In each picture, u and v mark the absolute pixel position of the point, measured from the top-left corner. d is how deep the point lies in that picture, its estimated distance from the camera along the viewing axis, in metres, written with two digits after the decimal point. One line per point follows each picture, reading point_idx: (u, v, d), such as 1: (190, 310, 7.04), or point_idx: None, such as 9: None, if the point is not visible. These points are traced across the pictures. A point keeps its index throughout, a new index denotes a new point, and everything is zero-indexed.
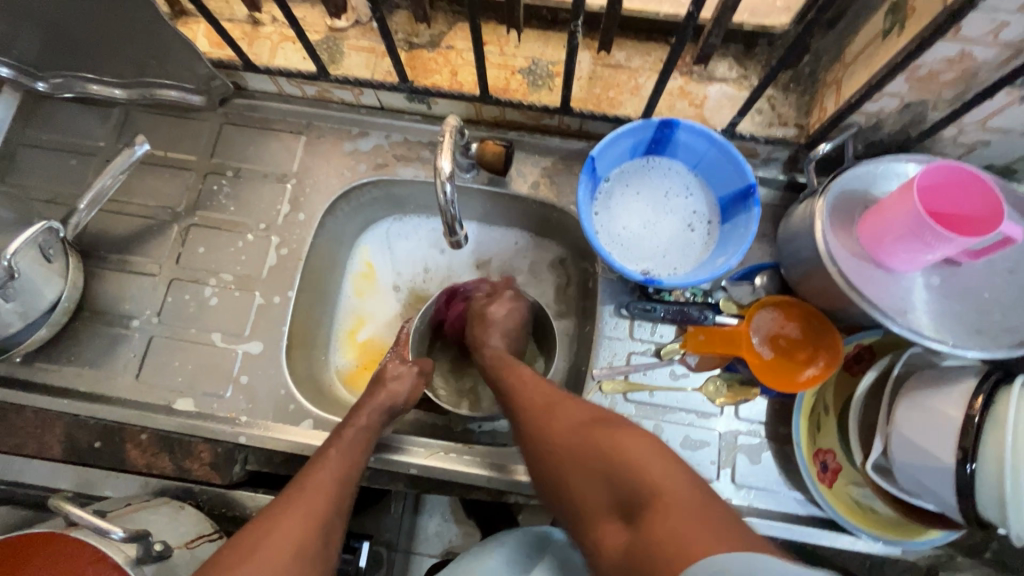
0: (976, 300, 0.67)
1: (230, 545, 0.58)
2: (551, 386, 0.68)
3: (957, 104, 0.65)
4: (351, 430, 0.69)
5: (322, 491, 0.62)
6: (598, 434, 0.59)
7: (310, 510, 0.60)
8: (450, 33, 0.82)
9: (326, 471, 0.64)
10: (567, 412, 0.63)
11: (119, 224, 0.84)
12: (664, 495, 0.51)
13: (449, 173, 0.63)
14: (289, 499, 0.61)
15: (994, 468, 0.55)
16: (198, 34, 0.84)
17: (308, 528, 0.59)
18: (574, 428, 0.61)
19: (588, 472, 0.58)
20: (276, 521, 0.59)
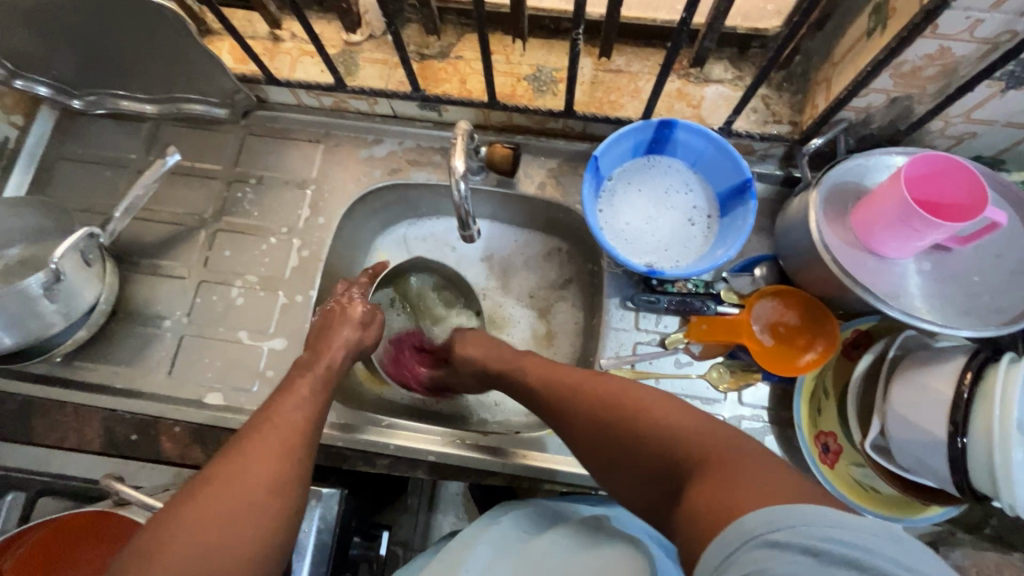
0: (966, 284, 0.70)
1: (196, 480, 0.55)
2: (569, 367, 0.70)
3: (941, 97, 0.68)
4: (313, 377, 0.69)
5: (288, 426, 0.61)
6: (627, 402, 0.60)
7: (276, 441, 0.59)
8: (459, 44, 0.87)
9: (289, 409, 0.63)
10: (594, 386, 0.64)
11: (151, 230, 0.90)
12: (699, 454, 0.52)
13: (462, 171, 0.66)
14: (255, 430, 0.59)
15: (984, 440, 0.58)
16: (222, 51, 0.89)
17: (279, 458, 0.57)
18: (603, 400, 0.62)
19: (622, 440, 0.59)
20: (242, 451, 0.57)
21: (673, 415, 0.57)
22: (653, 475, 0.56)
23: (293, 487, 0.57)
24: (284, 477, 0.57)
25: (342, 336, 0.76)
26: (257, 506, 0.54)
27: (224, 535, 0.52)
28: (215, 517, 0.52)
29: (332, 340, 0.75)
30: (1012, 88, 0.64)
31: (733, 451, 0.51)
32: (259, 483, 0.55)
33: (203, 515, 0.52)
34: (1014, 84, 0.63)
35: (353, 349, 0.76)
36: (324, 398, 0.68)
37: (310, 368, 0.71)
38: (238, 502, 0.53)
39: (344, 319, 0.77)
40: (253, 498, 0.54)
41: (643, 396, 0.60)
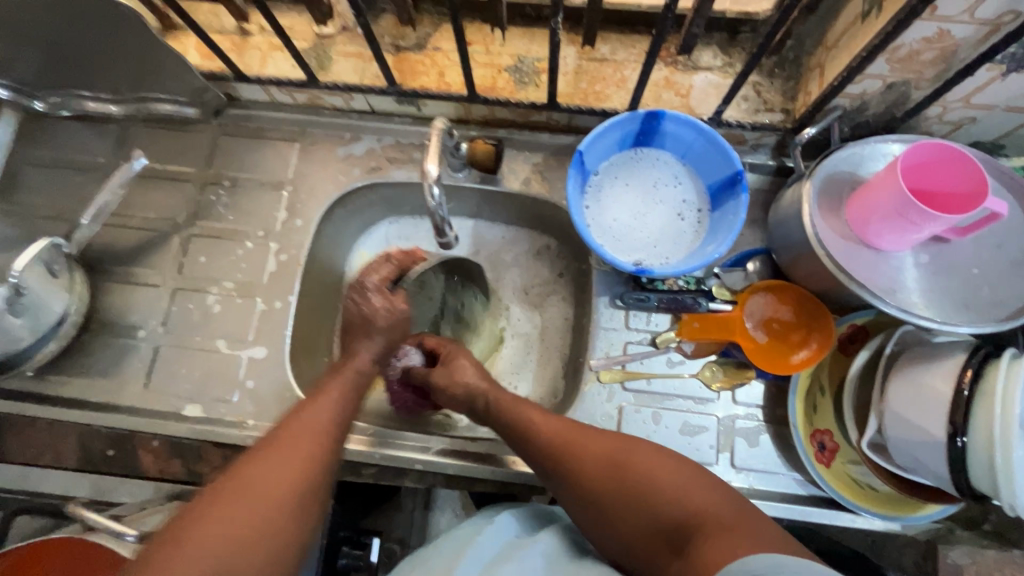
0: (965, 276, 0.67)
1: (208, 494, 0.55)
2: (560, 418, 0.68)
3: (939, 82, 0.65)
4: (343, 382, 0.68)
5: (318, 443, 0.60)
6: (623, 456, 0.62)
7: (307, 460, 0.58)
8: (436, 35, 0.83)
9: (320, 421, 0.62)
10: (590, 442, 0.65)
11: (122, 237, 0.86)
12: (697, 512, 0.56)
13: (435, 175, 0.63)
14: (272, 441, 0.59)
15: (984, 440, 0.56)
16: (187, 47, 0.85)
17: (308, 480, 0.57)
18: (601, 455, 0.64)
19: (619, 496, 0.60)
20: (270, 470, 0.56)
21: (668, 471, 0.60)
22: (645, 527, 0.59)
23: (318, 506, 0.58)
24: (314, 499, 0.58)
25: (366, 345, 0.72)
26: (285, 530, 0.54)
27: (255, 562, 0.52)
28: (247, 542, 0.52)
29: (357, 348, 0.72)
30: (1013, 71, 0.61)
31: (727, 510, 0.55)
32: (290, 506, 0.55)
33: (233, 538, 0.52)
34: (1015, 67, 0.60)
35: (378, 355, 0.73)
36: (351, 405, 0.67)
37: (341, 372, 0.69)
38: (270, 528, 0.54)
39: (367, 327, 0.73)
40: (283, 522, 0.55)
41: (638, 452, 0.63)
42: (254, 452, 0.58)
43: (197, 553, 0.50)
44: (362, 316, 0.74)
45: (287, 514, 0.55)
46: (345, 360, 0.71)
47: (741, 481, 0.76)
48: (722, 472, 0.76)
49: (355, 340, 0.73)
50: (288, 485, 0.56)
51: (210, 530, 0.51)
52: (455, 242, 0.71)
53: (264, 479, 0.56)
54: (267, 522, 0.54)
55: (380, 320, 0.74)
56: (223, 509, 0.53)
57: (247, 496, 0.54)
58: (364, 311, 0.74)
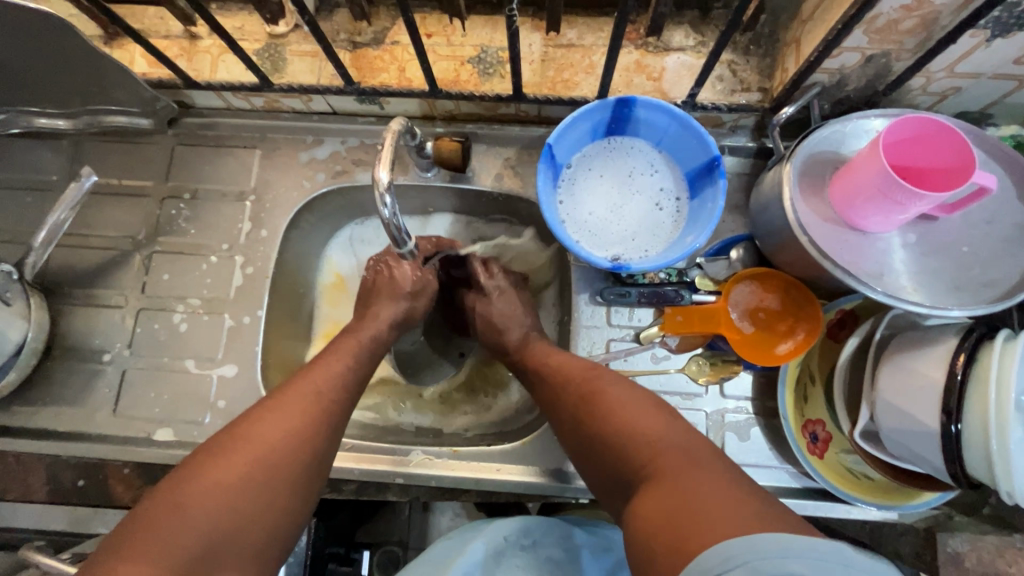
0: (955, 255, 0.64)
1: (202, 449, 0.55)
2: (564, 355, 0.69)
3: (921, 52, 0.62)
4: (354, 342, 0.67)
5: (319, 392, 0.60)
6: (601, 396, 0.61)
7: (289, 414, 0.57)
8: (394, 28, 0.79)
9: (326, 371, 0.62)
10: (580, 377, 0.64)
11: (80, 258, 0.83)
12: (664, 457, 0.53)
13: (387, 182, 0.60)
14: (269, 401, 0.58)
15: (980, 427, 0.53)
16: (134, 55, 0.81)
17: (303, 424, 0.57)
18: (583, 390, 0.63)
19: (594, 435, 0.60)
20: (266, 416, 0.56)
21: (653, 419, 0.57)
22: (617, 469, 0.57)
23: (319, 453, 0.57)
24: (310, 447, 0.56)
25: (388, 309, 0.71)
26: (277, 475, 0.54)
27: (240, 507, 0.51)
28: (236, 481, 0.51)
29: (379, 309, 0.71)
30: (999, 36, 0.57)
31: (698, 462, 0.51)
32: (283, 450, 0.55)
33: (220, 475, 0.51)
34: (1001, 31, 0.57)
35: (398, 319, 0.71)
36: (364, 362, 0.67)
37: (352, 333, 0.68)
38: (257, 465, 0.53)
39: (395, 289, 0.72)
40: (275, 467, 0.54)
41: (611, 395, 0.60)
42: (261, 404, 0.58)
43: (184, 488, 0.50)
44: (391, 279, 0.72)
45: (280, 458, 0.54)
46: (358, 324, 0.70)
47: None
48: None
49: (376, 303, 0.71)
50: (279, 432, 0.55)
51: (207, 468, 0.52)
52: (413, 252, 0.68)
53: (258, 423, 0.56)
54: (244, 470, 0.52)
55: (408, 284, 0.72)
56: (218, 449, 0.53)
57: (243, 439, 0.54)
58: (394, 276, 0.72)
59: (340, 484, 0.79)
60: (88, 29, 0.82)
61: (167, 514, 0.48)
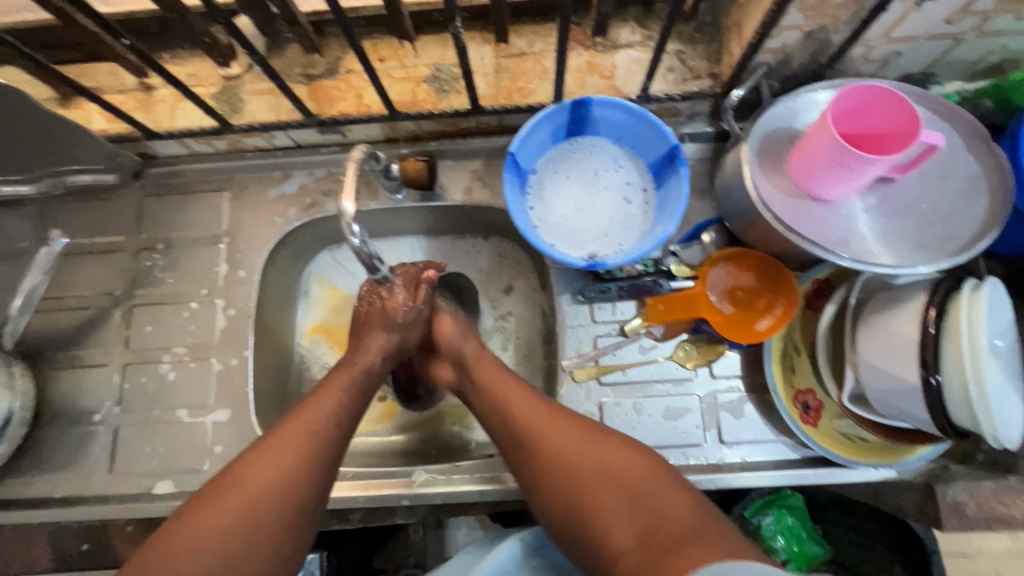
0: (915, 213, 0.66)
1: (199, 493, 0.55)
2: (532, 400, 0.64)
3: (855, 23, 0.63)
4: (347, 376, 0.66)
5: (313, 431, 0.59)
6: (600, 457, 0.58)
7: (284, 454, 0.56)
8: (346, 56, 0.80)
9: (321, 410, 0.61)
10: (558, 433, 0.60)
11: (60, 320, 0.82)
12: (673, 525, 0.51)
13: (353, 211, 0.60)
14: (264, 438, 0.58)
15: (958, 377, 0.55)
16: (91, 113, 0.82)
17: (295, 466, 0.56)
18: (572, 459, 0.58)
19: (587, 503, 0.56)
20: (258, 458, 0.56)
21: (653, 480, 0.56)
22: (611, 541, 0.53)
23: (314, 494, 0.57)
24: (302, 488, 0.56)
25: (380, 338, 0.70)
26: (265, 521, 0.53)
27: (231, 553, 0.51)
28: (226, 528, 0.52)
29: (371, 341, 0.69)
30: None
31: (708, 521, 0.51)
32: (273, 492, 0.54)
33: (211, 522, 0.52)
34: None
35: (391, 350, 0.71)
36: (356, 395, 0.66)
37: (346, 367, 0.68)
38: (252, 513, 0.53)
39: (385, 321, 0.70)
40: (265, 509, 0.54)
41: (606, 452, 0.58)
42: (255, 443, 0.58)
43: (178, 536, 0.51)
44: (384, 311, 0.71)
45: (268, 501, 0.54)
46: (351, 356, 0.69)
47: (732, 456, 0.74)
48: (712, 450, 0.74)
49: (368, 334, 0.70)
50: (269, 475, 0.55)
51: (200, 511, 0.53)
52: (390, 276, 0.70)
53: (251, 464, 0.56)
54: (246, 518, 0.53)
55: (400, 316, 0.70)
56: (212, 494, 0.54)
57: (233, 485, 0.54)
58: (387, 307, 0.71)
59: (347, 512, 0.80)
60: (41, 92, 0.82)
61: (162, 566, 0.50)
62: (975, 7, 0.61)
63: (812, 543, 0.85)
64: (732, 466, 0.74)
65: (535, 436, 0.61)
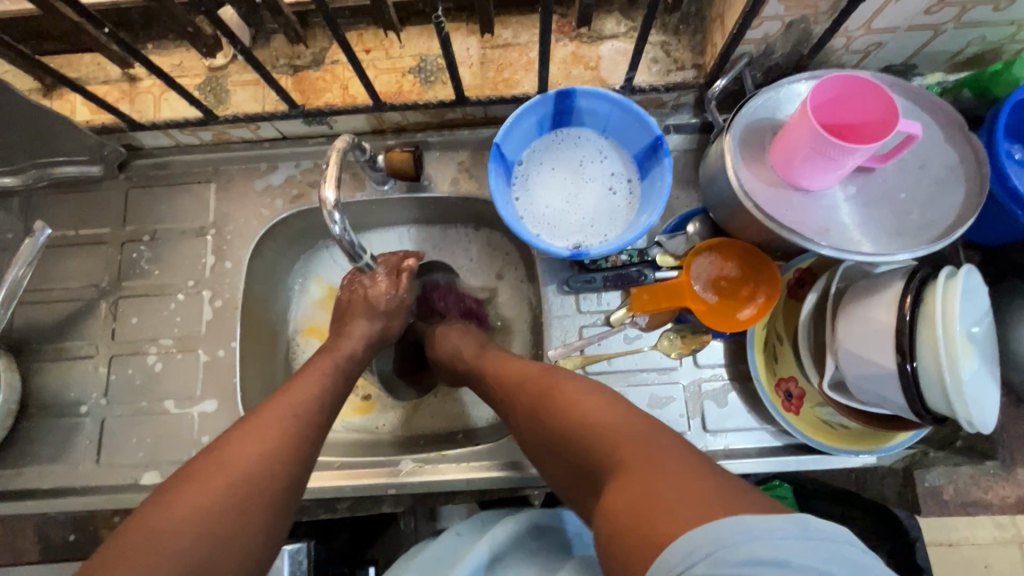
0: (894, 202, 0.67)
1: (181, 474, 0.53)
2: (512, 367, 0.66)
3: (835, 13, 0.64)
4: (334, 368, 0.67)
5: (294, 413, 0.60)
6: (559, 398, 0.57)
7: (271, 435, 0.57)
8: (332, 47, 0.80)
9: (303, 395, 0.62)
10: (533, 383, 0.61)
11: (45, 313, 0.82)
12: (625, 450, 0.48)
13: (334, 200, 0.61)
14: (249, 420, 0.58)
15: (933, 362, 0.56)
16: (75, 104, 0.81)
17: (277, 445, 0.56)
18: (538, 407, 0.58)
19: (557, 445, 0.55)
20: (240, 440, 0.56)
21: (613, 410, 0.53)
22: (582, 478, 0.52)
23: (295, 475, 0.57)
24: (284, 467, 0.56)
25: (362, 325, 0.72)
26: (250, 498, 0.52)
27: (217, 529, 0.49)
28: (209, 505, 0.50)
29: (353, 328, 0.71)
30: None
31: (659, 443, 0.47)
32: (262, 471, 0.54)
33: (192, 499, 0.50)
34: None
35: (372, 337, 0.72)
36: (341, 388, 0.67)
37: (328, 353, 0.69)
38: (240, 491, 0.52)
39: (369, 307, 0.73)
40: (249, 486, 0.53)
41: (569, 393, 0.57)
42: (234, 427, 0.58)
43: (156, 515, 0.49)
44: (366, 299, 0.73)
45: (255, 480, 0.53)
46: (333, 342, 0.71)
47: (716, 443, 0.75)
48: (696, 438, 0.75)
49: (349, 321, 0.72)
50: (253, 454, 0.54)
51: (181, 491, 0.51)
52: (371, 265, 0.70)
53: (234, 445, 0.55)
54: (232, 495, 0.52)
55: (383, 304, 0.73)
56: (191, 474, 0.53)
57: (219, 462, 0.53)
58: (370, 295, 0.73)
59: (334, 502, 0.80)
60: (25, 84, 0.82)
61: (141, 542, 0.47)
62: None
63: None
64: (716, 453, 0.75)
65: (514, 394, 0.63)
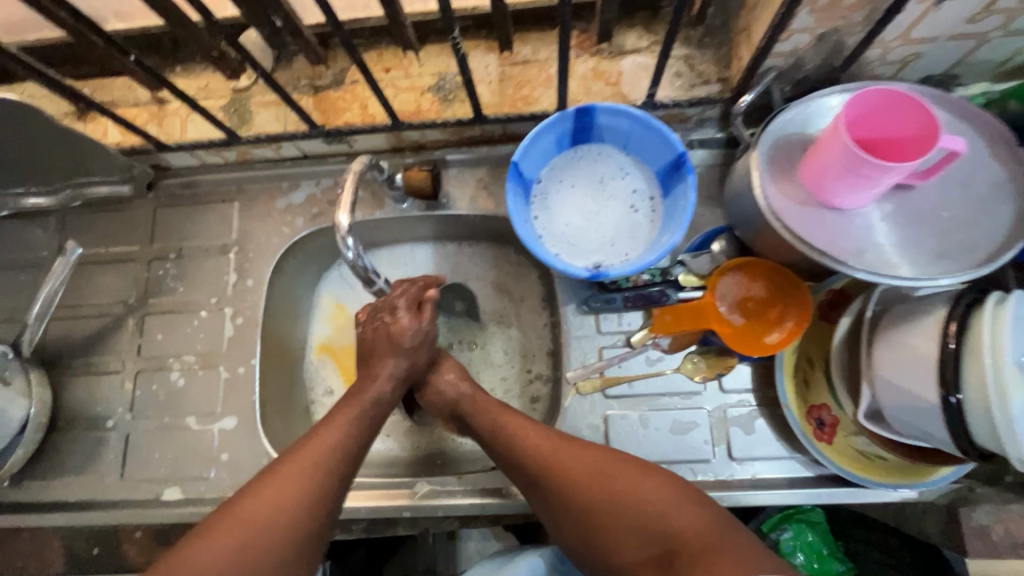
0: (935, 222, 0.63)
1: (201, 526, 0.55)
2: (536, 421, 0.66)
3: (870, 24, 0.61)
4: (357, 408, 0.66)
5: (315, 465, 0.59)
6: (614, 481, 0.60)
7: (289, 484, 0.57)
8: (352, 67, 0.81)
9: (326, 442, 0.61)
10: (574, 457, 0.62)
11: (77, 328, 0.84)
12: (689, 538, 0.54)
13: (347, 225, 0.62)
14: (271, 469, 0.59)
15: (979, 397, 0.51)
16: (106, 127, 0.84)
17: (290, 511, 0.56)
18: (587, 481, 0.60)
19: (604, 529, 0.59)
20: (258, 492, 0.57)
21: (667, 495, 0.58)
22: (637, 553, 0.57)
23: (315, 526, 0.57)
24: (298, 524, 0.56)
25: (388, 364, 0.70)
26: (261, 557, 0.53)
27: None
28: (221, 564, 0.52)
29: (380, 369, 0.70)
30: None
31: (727, 533, 0.54)
32: (272, 528, 0.55)
33: (205, 557, 0.52)
34: None
35: (401, 375, 0.71)
36: (365, 428, 0.66)
37: (355, 398, 0.67)
38: (247, 550, 0.53)
39: (393, 344, 0.70)
40: (258, 559, 0.53)
41: (620, 475, 0.60)
42: (259, 475, 0.59)
43: (176, 573, 0.51)
44: (390, 335, 0.71)
45: (263, 538, 0.54)
46: (360, 385, 0.69)
47: (743, 472, 0.72)
48: (721, 466, 0.72)
49: (376, 360, 0.71)
50: (265, 510, 0.55)
51: (196, 545, 0.53)
52: (385, 288, 0.73)
53: (248, 501, 0.56)
54: (242, 555, 0.53)
55: (408, 340, 0.71)
56: (210, 528, 0.54)
57: (232, 519, 0.55)
58: (393, 332, 0.71)
59: (349, 523, 0.80)
60: (60, 107, 0.85)
61: None
62: (999, 5, 0.58)
63: (833, 560, 0.80)
64: (743, 482, 0.72)
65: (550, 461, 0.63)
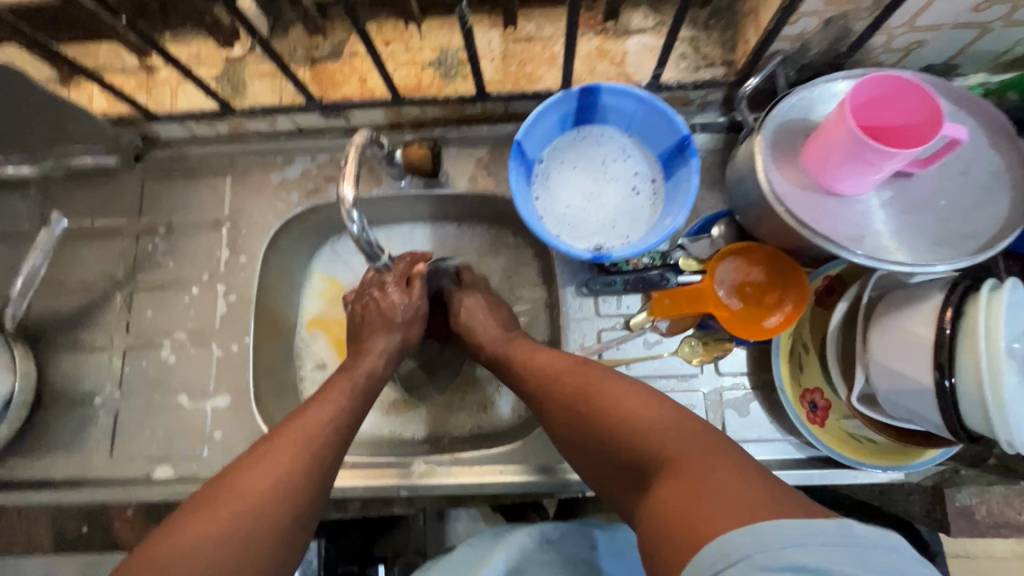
0: (932, 210, 0.64)
1: (194, 500, 0.53)
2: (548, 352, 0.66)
3: (878, 9, 0.61)
4: (348, 380, 0.66)
5: (310, 433, 0.59)
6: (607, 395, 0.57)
7: (284, 453, 0.56)
8: (351, 38, 0.78)
9: (320, 417, 0.61)
10: (573, 376, 0.61)
11: (62, 303, 0.82)
12: (673, 452, 0.50)
13: (353, 198, 0.61)
14: (265, 442, 0.58)
15: (972, 380, 0.53)
16: (92, 94, 0.81)
17: (286, 469, 0.55)
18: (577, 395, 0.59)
19: (595, 448, 0.56)
20: (255, 462, 0.55)
21: (662, 415, 0.53)
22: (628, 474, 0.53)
23: (312, 493, 0.56)
24: (299, 487, 0.55)
25: (381, 341, 0.71)
26: (256, 520, 0.51)
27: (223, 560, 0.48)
28: (217, 532, 0.50)
29: (371, 344, 0.71)
30: None
31: (715, 454, 0.48)
32: (269, 495, 0.53)
33: (202, 526, 0.50)
34: None
35: (394, 351, 0.72)
36: (358, 402, 0.65)
37: (348, 370, 0.68)
38: (245, 506, 0.52)
39: (386, 322, 0.72)
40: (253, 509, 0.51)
41: (615, 391, 0.57)
42: (251, 449, 0.57)
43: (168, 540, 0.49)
44: (380, 311, 0.72)
45: (261, 506, 0.52)
46: (353, 360, 0.70)
47: None
48: None
49: (369, 337, 0.72)
50: (265, 481, 0.53)
51: (192, 518, 0.51)
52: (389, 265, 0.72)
53: (246, 472, 0.54)
54: (241, 519, 0.51)
55: (400, 315, 0.72)
56: (208, 501, 0.52)
57: (230, 490, 0.53)
58: (383, 307, 0.72)
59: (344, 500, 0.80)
60: (42, 72, 0.82)
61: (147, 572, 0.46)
62: None
63: None
64: None
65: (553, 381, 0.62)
